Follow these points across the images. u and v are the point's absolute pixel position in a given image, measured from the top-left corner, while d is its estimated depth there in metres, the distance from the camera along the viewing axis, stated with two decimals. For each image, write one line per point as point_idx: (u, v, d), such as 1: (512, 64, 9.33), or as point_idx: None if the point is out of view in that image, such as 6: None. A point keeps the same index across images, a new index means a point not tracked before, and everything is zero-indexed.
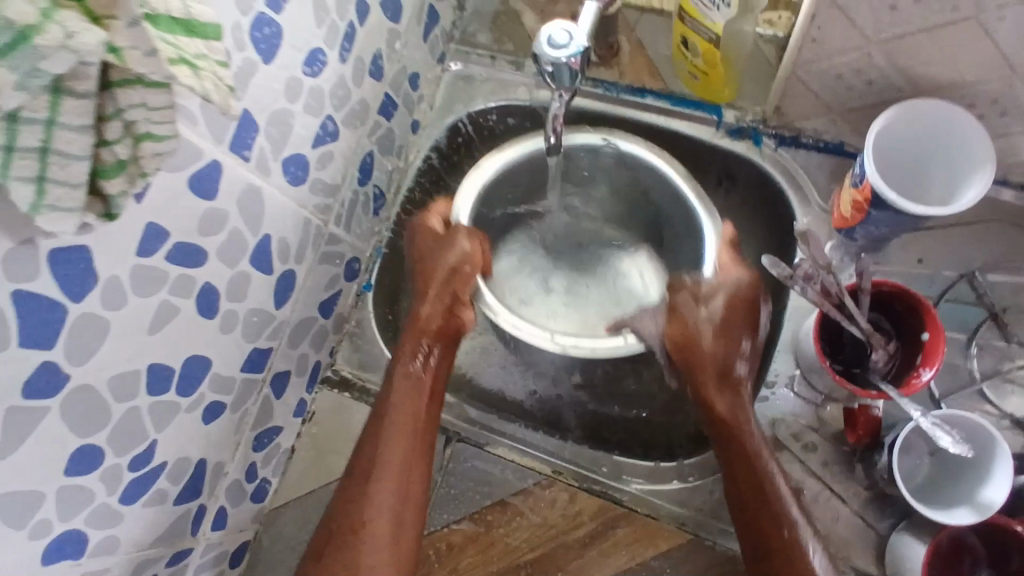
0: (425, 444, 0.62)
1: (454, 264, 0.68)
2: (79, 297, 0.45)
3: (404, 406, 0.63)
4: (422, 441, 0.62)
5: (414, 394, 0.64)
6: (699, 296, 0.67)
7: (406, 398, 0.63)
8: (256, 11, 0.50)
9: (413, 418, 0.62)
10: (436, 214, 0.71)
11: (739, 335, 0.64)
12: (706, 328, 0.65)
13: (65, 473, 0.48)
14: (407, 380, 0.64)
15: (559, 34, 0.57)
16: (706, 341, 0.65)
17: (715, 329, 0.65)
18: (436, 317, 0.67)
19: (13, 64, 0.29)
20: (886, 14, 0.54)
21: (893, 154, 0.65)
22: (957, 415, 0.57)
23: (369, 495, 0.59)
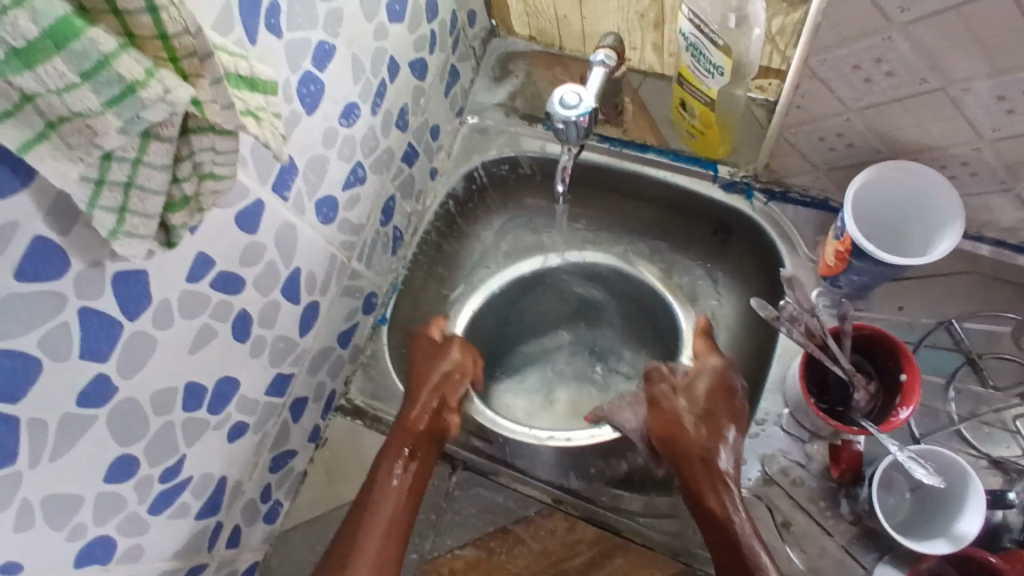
0: (400, 541, 0.64)
1: (444, 373, 0.75)
2: (134, 316, 0.49)
3: (384, 508, 0.65)
4: (397, 538, 0.64)
5: (393, 497, 0.66)
6: (676, 388, 0.73)
7: (386, 503, 0.65)
8: (304, 70, 0.58)
9: (389, 522, 0.64)
10: (437, 326, 0.79)
11: (721, 419, 0.70)
12: (685, 417, 0.71)
13: (104, 480, 0.51)
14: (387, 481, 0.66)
15: (570, 95, 0.64)
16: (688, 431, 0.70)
17: (699, 413, 0.71)
18: (424, 418, 0.71)
19: (120, 112, 0.35)
20: (862, 86, 0.60)
21: (873, 211, 0.71)
22: (932, 450, 0.61)
23: None
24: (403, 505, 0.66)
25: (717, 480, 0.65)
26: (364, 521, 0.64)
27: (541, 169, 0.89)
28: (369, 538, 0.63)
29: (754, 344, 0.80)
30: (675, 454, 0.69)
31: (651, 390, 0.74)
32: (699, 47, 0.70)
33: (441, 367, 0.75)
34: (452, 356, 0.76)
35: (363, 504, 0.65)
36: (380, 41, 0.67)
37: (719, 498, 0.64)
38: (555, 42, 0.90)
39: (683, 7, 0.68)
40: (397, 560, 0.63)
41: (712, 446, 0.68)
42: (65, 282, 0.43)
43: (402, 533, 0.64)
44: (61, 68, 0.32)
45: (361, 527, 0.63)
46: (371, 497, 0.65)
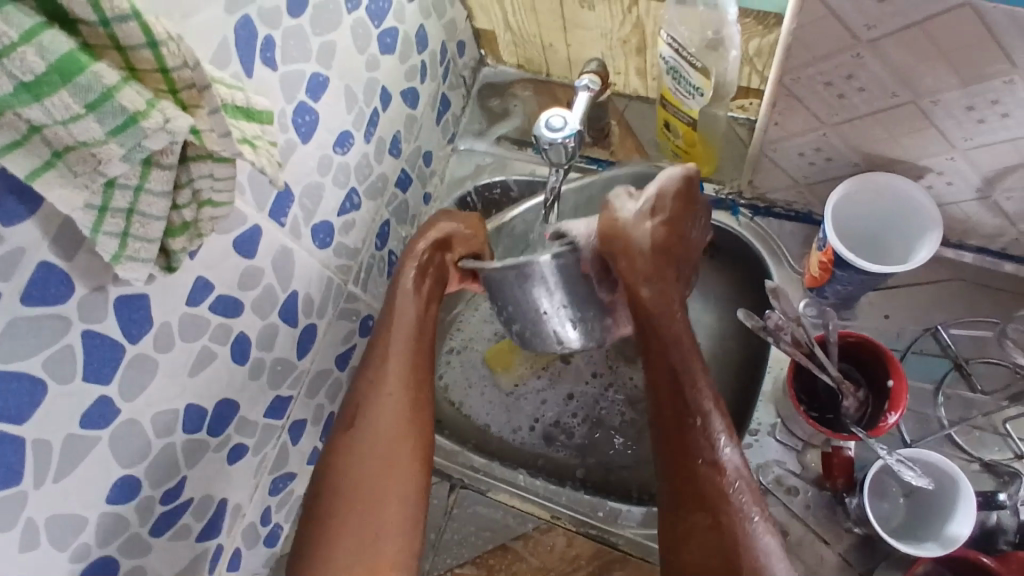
0: (419, 408, 0.66)
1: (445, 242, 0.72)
2: (136, 338, 0.51)
3: (393, 368, 0.67)
4: (416, 408, 0.66)
5: (398, 365, 0.67)
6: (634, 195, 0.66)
7: (395, 357, 0.68)
8: (299, 100, 0.61)
9: (403, 379, 0.67)
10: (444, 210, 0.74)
11: (671, 239, 0.65)
12: (635, 221, 0.64)
13: (107, 501, 0.52)
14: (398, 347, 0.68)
15: (556, 119, 0.67)
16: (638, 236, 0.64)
17: (650, 218, 0.64)
18: (429, 256, 0.71)
19: (123, 141, 0.37)
20: (835, 101, 0.62)
21: (855, 222, 0.73)
22: (921, 454, 0.62)
23: (362, 471, 0.63)
24: (412, 369, 0.68)
25: (663, 313, 0.65)
26: (377, 381, 0.67)
27: (531, 190, 0.90)
28: (384, 399, 0.66)
29: (744, 356, 0.82)
30: (622, 267, 0.65)
31: (605, 200, 0.66)
32: (679, 69, 0.72)
33: (435, 230, 0.72)
34: (456, 219, 0.72)
35: (373, 356, 0.68)
36: (372, 71, 0.70)
37: (669, 295, 0.65)
38: (542, 70, 0.92)
39: (662, 34, 0.71)
40: (420, 420, 0.66)
41: (651, 281, 0.65)
42: (69, 306, 0.45)
43: (422, 396, 0.67)
44: (68, 100, 0.34)
45: (374, 386, 0.66)
46: (377, 357, 0.68)
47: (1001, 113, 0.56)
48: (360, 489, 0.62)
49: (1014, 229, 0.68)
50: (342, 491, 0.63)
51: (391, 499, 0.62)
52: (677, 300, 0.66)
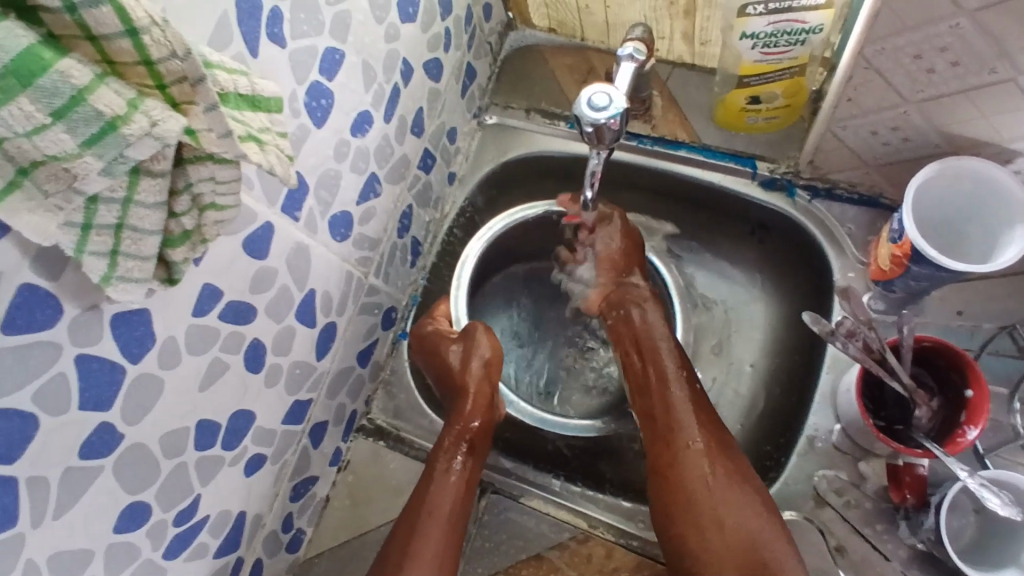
0: (456, 541, 0.65)
1: (482, 362, 0.71)
2: (137, 358, 0.46)
3: (427, 538, 0.63)
4: (451, 542, 0.64)
5: (450, 494, 0.66)
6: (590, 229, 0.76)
7: (431, 529, 0.64)
8: (312, 81, 0.54)
9: (440, 548, 0.63)
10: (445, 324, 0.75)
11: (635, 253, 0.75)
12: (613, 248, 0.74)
13: (115, 531, 0.48)
14: (445, 475, 0.66)
15: (599, 96, 0.59)
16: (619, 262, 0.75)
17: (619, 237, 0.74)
18: (479, 409, 0.69)
19: (100, 152, 0.31)
20: (922, 77, 0.54)
21: (930, 210, 0.65)
22: (1003, 476, 0.56)
23: None
24: (448, 537, 0.64)
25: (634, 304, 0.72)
26: (410, 558, 0.62)
27: (562, 166, 0.83)
28: (430, 530, 0.64)
29: (795, 350, 0.76)
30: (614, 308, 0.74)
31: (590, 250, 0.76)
32: (780, 28, 0.63)
33: (473, 372, 0.70)
34: (484, 349, 0.71)
35: (408, 525, 0.64)
36: (392, 42, 0.62)
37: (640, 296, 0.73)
38: (576, 34, 0.84)
39: (750, 6, 0.61)
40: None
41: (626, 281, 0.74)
42: (59, 330, 0.39)
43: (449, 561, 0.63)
44: (28, 108, 0.28)
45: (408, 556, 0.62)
46: (420, 523, 0.64)
47: None
48: None
49: None
50: None
51: None
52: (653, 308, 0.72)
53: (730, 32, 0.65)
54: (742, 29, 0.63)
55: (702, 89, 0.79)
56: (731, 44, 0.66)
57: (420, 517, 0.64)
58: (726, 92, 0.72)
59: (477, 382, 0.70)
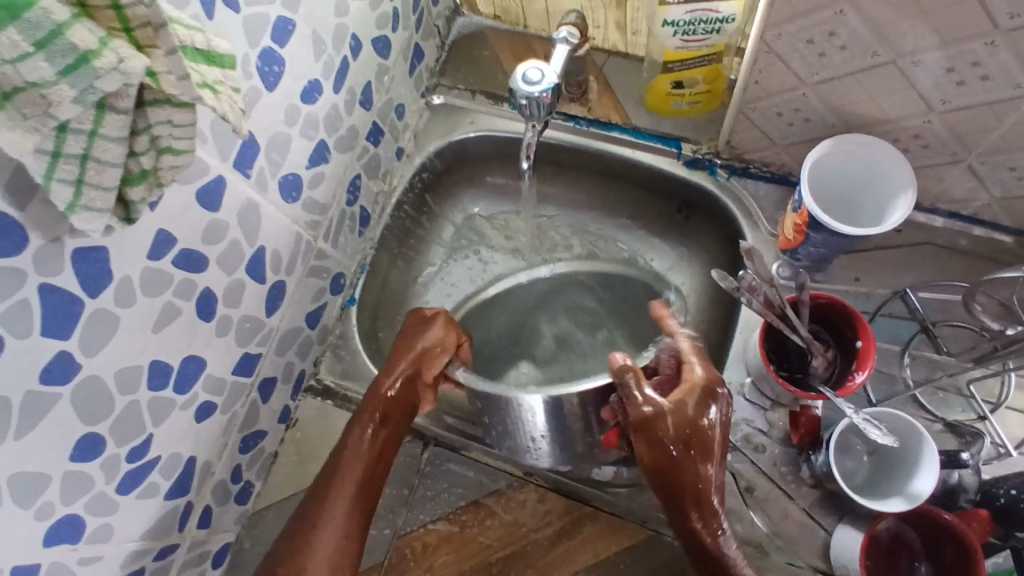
0: (364, 518, 0.63)
1: (428, 348, 0.69)
2: (96, 293, 0.49)
3: (340, 509, 0.62)
4: (361, 516, 0.63)
5: (365, 460, 0.65)
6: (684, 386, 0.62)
7: (343, 503, 0.62)
8: (264, 46, 0.58)
9: (346, 519, 0.62)
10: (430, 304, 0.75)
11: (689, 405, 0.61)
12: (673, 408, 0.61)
13: (70, 459, 0.51)
14: (363, 443, 0.65)
15: (532, 71, 0.65)
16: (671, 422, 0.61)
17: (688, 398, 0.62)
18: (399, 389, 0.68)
19: (73, 82, 0.34)
20: (817, 60, 0.61)
21: (831, 184, 0.73)
22: (888, 412, 0.64)
23: (302, 565, 0.59)
24: (361, 510, 0.63)
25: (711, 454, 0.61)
26: (318, 527, 0.61)
27: (504, 146, 0.89)
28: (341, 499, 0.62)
29: (714, 315, 0.83)
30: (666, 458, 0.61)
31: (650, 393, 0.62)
32: (697, 17, 0.69)
33: (410, 357, 0.69)
34: (434, 334, 0.70)
35: (318, 492, 0.63)
36: (341, 17, 0.67)
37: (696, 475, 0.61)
38: (519, 22, 0.90)
39: None
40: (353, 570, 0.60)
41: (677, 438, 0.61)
42: (25, 258, 0.43)
43: (358, 535, 0.62)
44: (15, 38, 0.32)
45: (315, 522, 0.61)
46: (329, 492, 0.62)
47: (981, 76, 0.56)
48: None
49: (986, 193, 0.68)
50: None
51: None
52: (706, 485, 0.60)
53: (654, 19, 0.71)
54: (663, 17, 0.70)
55: (634, 75, 0.86)
56: (656, 31, 0.72)
57: (332, 491, 0.63)
58: (654, 77, 0.79)
59: (410, 376, 0.69)
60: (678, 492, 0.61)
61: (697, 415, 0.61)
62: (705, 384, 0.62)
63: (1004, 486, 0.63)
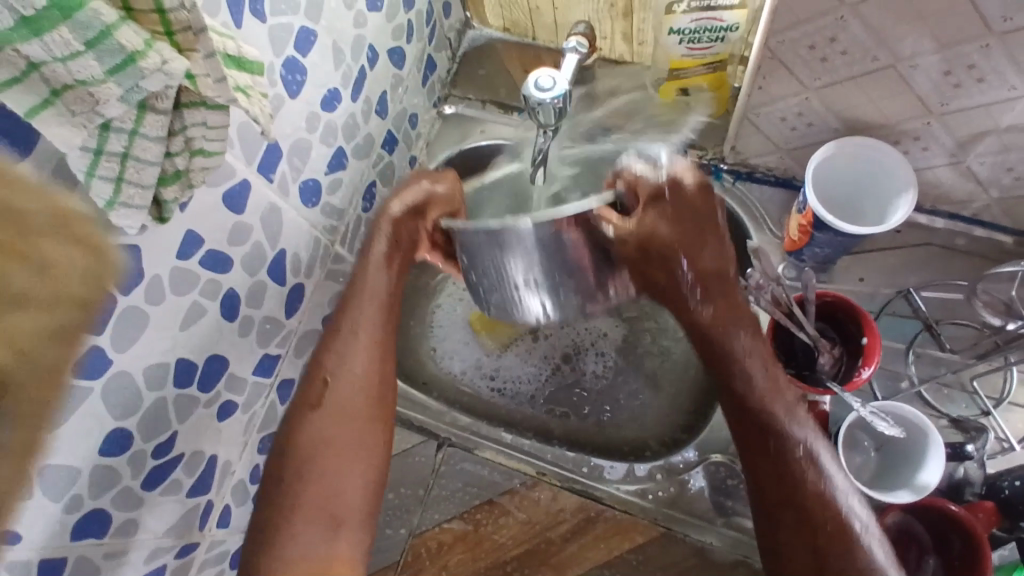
0: (384, 346, 0.66)
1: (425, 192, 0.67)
2: (127, 290, 0.51)
3: (367, 325, 0.65)
4: (383, 347, 0.66)
5: (377, 282, 0.67)
6: (656, 202, 0.62)
7: (369, 313, 0.66)
8: (288, 55, 0.61)
9: (372, 339, 0.65)
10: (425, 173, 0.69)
11: (666, 235, 0.63)
12: (665, 232, 0.62)
13: (98, 453, 0.53)
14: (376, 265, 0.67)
15: (544, 79, 0.67)
16: (665, 230, 0.62)
17: (659, 220, 0.62)
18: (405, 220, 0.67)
19: (120, 81, 0.37)
20: (818, 66, 0.63)
21: (834, 187, 0.75)
22: (895, 406, 0.65)
23: (328, 403, 0.63)
24: (379, 346, 0.65)
25: (727, 319, 0.65)
26: (338, 367, 0.64)
27: (512, 154, 0.90)
28: (354, 350, 0.64)
29: None
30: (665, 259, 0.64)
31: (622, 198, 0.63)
32: (701, 25, 0.73)
33: (409, 193, 0.67)
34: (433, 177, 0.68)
35: (341, 323, 0.65)
36: (359, 28, 0.69)
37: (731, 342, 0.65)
38: (528, 35, 0.93)
39: (676, 4, 0.72)
40: (390, 356, 0.66)
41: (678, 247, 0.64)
42: None
43: (385, 380, 0.65)
44: (67, 37, 0.34)
45: (345, 335, 0.65)
46: (342, 336, 0.65)
47: (976, 78, 0.58)
48: (315, 406, 0.63)
49: (986, 195, 0.70)
50: (297, 415, 0.63)
51: (337, 445, 0.62)
52: (744, 334, 0.65)
53: (661, 27, 0.75)
54: (670, 25, 0.74)
55: (641, 85, 0.89)
56: (663, 39, 0.76)
57: (361, 299, 0.66)
58: (661, 85, 0.83)
59: (411, 213, 0.67)
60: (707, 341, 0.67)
61: (664, 198, 0.63)
62: (700, 194, 0.63)
63: (1009, 478, 0.65)
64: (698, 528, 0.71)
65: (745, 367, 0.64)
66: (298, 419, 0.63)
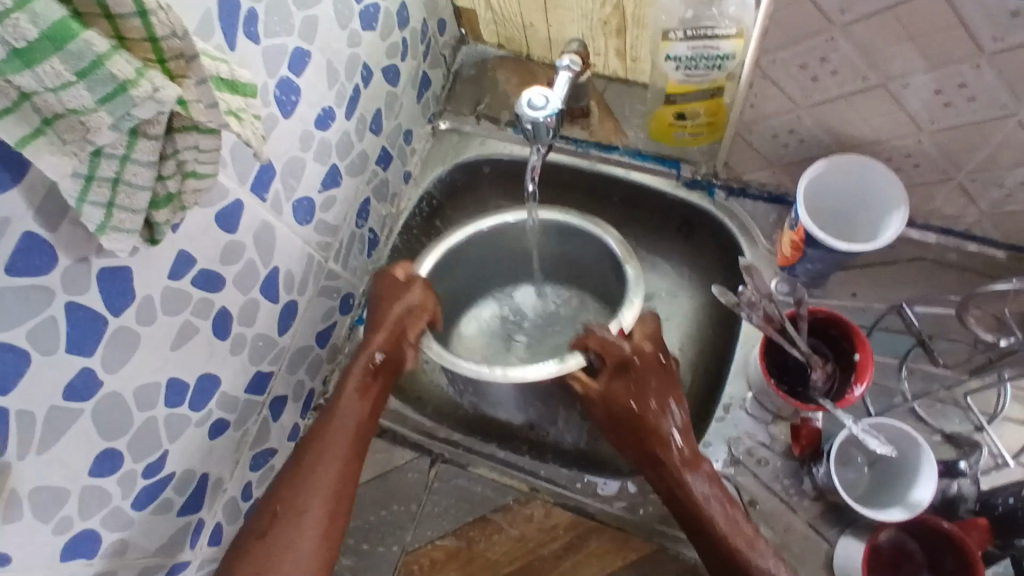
0: (345, 484, 0.62)
1: (408, 308, 0.70)
2: (118, 311, 0.51)
3: (328, 458, 0.62)
4: (344, 484, 0.62)
5: (348, 415, 0.65)
6: (609, 345, 0.68)
7: (331, 450, 0.63)
8: (282, 76, 0.61)
9: (330, 478, 0.61)
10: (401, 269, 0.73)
11: (620, 387, 0.67)
12: (619, 385, 0.68)
13: (90, 474, 0.53)
14: (352, 400, 0.66)
15: (537, 97, 0.67)
16: (618, 382, 0.68)
17: (615, 374, 0.68)
18: (382, 347, 0.69)
19: (112, 109, 0.37)
20: (810, 84, 0.64)
21: (827, 203, 0.75)
22: (885, 422, 0.65)
23: (266, 546, 0.58)
24: (340, 483, 0.61)
25: (683, 455, 0.64)
26: (287, 505, 0.60)
27: (508, 169, 0.91)
28: (306, 482, 0.61)
29: (716, 330, 0.85)
30: (630, 433, 0.67)
31: (586, 342, 0.69)
32: (699, 53, 0.72)
33: (388, 314, 0.70)
34: (414, 292, 0.71)
35: (304, 456, 0.62)
36: (354, 48, 0.70)
37: (663, 440, 0.65)
38: (522, 50, 0.93)
39: (671, 31, 0.71)
40: (348, 493, 0.62)
41: (635, 393, 0.67)
42: (53, 277, 0.45)
43: (333, 525, 0.60)
44: (59, 68, 0.34)
45: (302, 470, 0.61)
46: (299, 471, 0.61)
47: (966, 97, 0.58)
48: (256, 544, 0.58)
49: (976, 211, 0.71)
50: (237, 552, 0.59)
51: None
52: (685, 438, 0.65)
53: (658, 53, 0.74)
54: (666, 52, 0.73)
55: (635, 101, 0.89)
56: (660, 65, 0.75)
57: (328, 435, 0.64)
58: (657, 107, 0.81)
59: (394, 342, 0.69)
60: (666, 485, 0.65)
61: (629, 364, 0.68)
62: (658, 354, 0.69)
63: (1002, 496, 0.65)
64: (689, 544, 0.71)
65: (694, 495, 0.63)
66: (237, 559, 0.58)
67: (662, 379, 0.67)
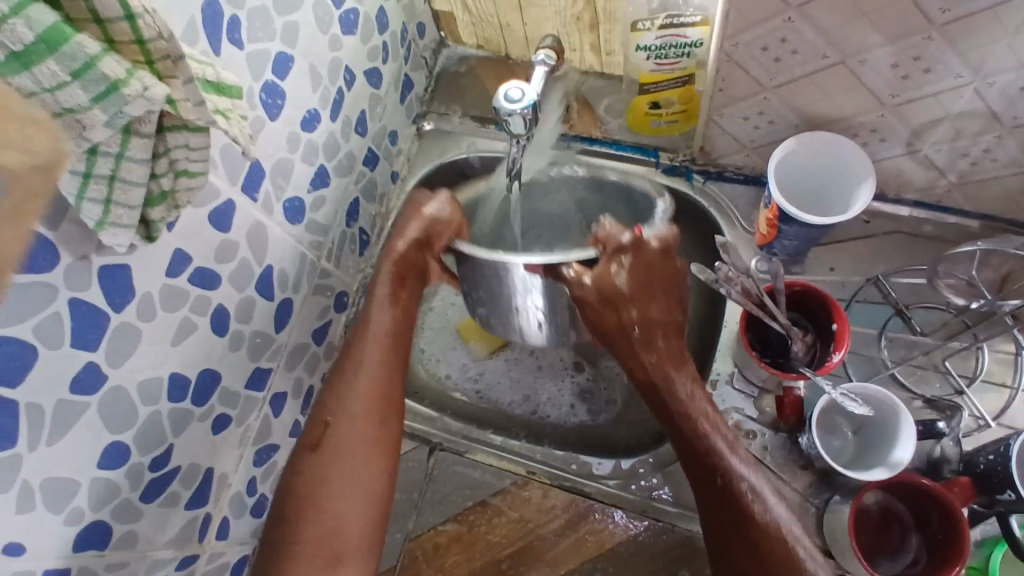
0: (389, 389, 0.67)
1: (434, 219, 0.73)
2: (120, 307, 0.53)
3: (370, 364, 0.67)
4: (388, 390, 0.67)
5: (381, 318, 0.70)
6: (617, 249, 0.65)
7: (371, 354, 0.68)
8: (265, 79, 0.64)
9: (376, 379, 0.67)
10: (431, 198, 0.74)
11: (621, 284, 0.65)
12: (625, 283, 0.65)
13: (98, 466, 0.55)
14: (383, 303, 0.71)
15: (514, 91, 0.70)
16: (626, 288, 0.65)
17: (628, 272, 0.65)
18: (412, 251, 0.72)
19: (106, 108, 0.39)
20: (773, 66, 0.66)
21: (799, 181, 0.78)
22: (863, 387, 0.68)
23: (328, 449, 0.63)
24: (383, 387, 0.67)
25: (671, 363, 0.67)
26: (340, 410, 0.65)
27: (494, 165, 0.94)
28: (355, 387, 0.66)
29: (701, 313, 0.88)
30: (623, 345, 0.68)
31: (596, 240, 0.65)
32: (667, 42, 0.75)
33: (414, 226, 0.73)
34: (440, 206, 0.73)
35: (345, 365, 0.67)
36: (335, 51, 0.72)
37: (659, 353, 0.67)
38: (501, 50, 0.96)
39: (640, 22, 0.75)
40: (392, 396, 0.67)
41: (637, 302, 0.66)
42: (56, 275, 0.47)
43: (385, 431, 0.65)
44: (55, 69, 0.37)
45: (348, 372, 0.67)
46: (345, 376, 0.66)
47: (923, 69, 0.61)
48: (318, 448, 0.63)
49: (944, 180, 0.73)
50: (300, 458, 0.64)
51: (335, 489, 0.62)
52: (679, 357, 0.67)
53: (628, 44, 0.78)
54: (636, 42, 0.77)
55: (612, 94, 0.92)
56: (631, 55, 0.79)
57: (365, 340, 0.68)
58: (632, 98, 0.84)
59: (418, 246, 0.73)
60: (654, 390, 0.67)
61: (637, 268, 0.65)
62: (658, 256, 0.67)
63: (983, 453, 0.66)
64: (684, 518, 0.73)
65: (688, 407, 0.65)
66: (303, 464, 0.63)
67: (658, 280, 0.67)
